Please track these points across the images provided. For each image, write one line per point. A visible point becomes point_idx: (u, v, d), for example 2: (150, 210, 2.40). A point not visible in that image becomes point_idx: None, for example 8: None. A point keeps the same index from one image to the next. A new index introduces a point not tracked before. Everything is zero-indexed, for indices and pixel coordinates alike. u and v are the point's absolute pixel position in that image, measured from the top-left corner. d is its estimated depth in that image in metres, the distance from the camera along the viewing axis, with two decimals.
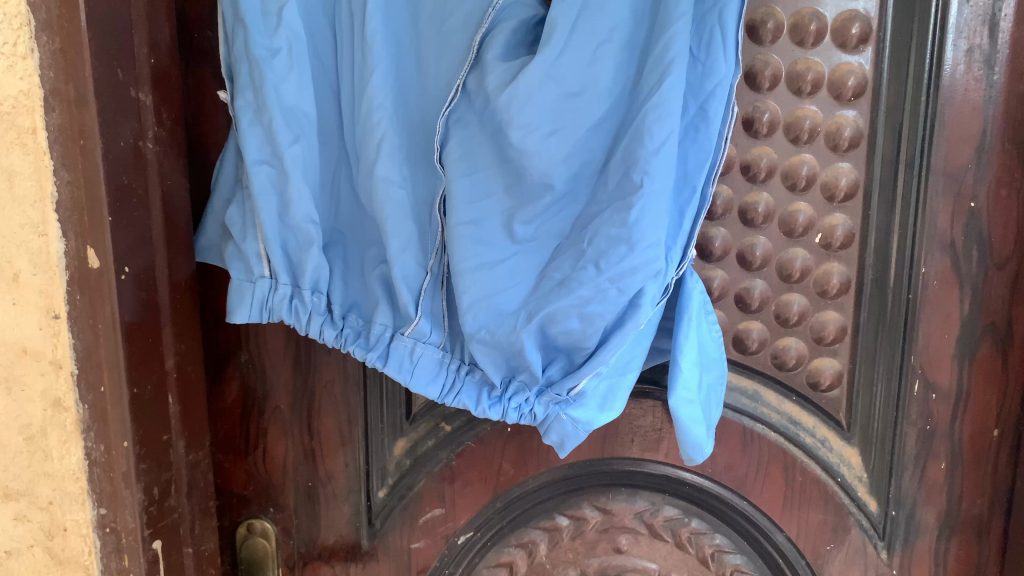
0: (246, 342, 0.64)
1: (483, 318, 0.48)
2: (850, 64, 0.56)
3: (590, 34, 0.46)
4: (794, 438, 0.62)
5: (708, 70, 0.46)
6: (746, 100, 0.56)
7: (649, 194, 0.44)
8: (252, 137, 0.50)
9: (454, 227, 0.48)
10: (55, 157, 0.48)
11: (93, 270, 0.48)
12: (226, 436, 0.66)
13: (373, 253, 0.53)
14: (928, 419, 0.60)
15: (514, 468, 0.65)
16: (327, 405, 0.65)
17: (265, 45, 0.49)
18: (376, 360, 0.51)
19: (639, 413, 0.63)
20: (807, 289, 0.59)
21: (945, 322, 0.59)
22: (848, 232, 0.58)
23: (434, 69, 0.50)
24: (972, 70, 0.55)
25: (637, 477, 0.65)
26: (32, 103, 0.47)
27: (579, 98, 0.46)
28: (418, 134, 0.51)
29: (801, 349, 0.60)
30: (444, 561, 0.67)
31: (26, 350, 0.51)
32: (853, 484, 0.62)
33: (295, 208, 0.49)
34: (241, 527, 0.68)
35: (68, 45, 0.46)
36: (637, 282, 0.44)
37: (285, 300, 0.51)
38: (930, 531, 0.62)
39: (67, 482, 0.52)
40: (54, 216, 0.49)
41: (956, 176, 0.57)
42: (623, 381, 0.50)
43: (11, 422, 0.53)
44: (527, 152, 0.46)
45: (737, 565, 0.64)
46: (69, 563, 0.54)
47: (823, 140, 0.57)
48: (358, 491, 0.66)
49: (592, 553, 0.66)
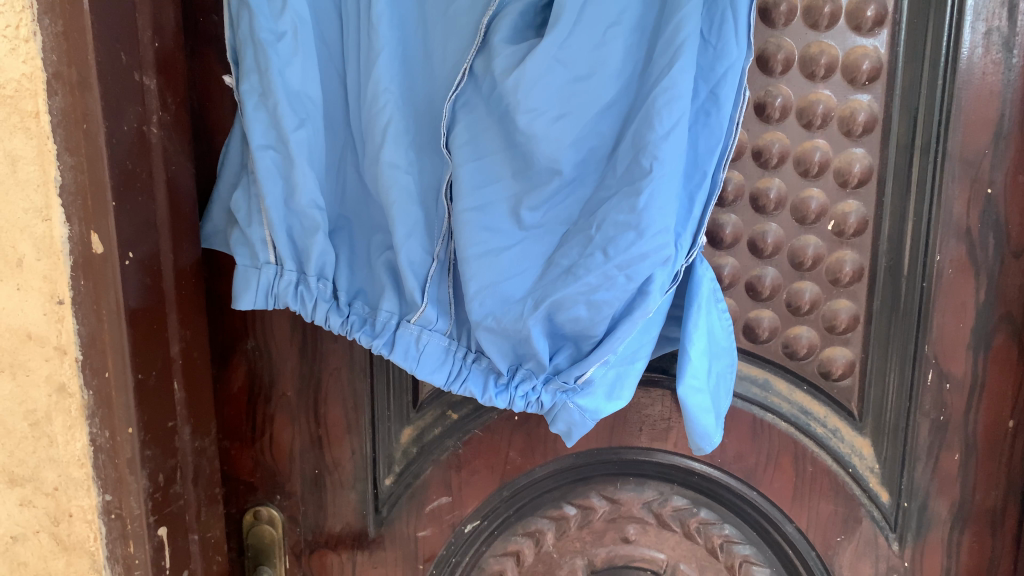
0: (252, 328, 0.64)
1: (489, 305, 0.47)
2: (865, 48, 0.54)
3: (599, 17, 0.45)
4: (805, 428, 0.61)
5: (719, 53, 0.45)
6: (758, 84, 0.55)
7: (658, 178, 0.43)
8: (257, 121, 0.49)
9: (460, 213, 0.47)
10: (59, 141, 0.47)
11: (97, 254, 0.48)
12: (234, 424, 0.66)
13: (379, 239, 0.52)
14: (942, 409, 0.59)
15: (521, 457, 0.64)
16: (333, 393, 0.64)
17: (269, 28, 0.48)
18: (382, 347, 0.50)
19: (647, 401, 0.63)
20: (819, 277, 0.58)
21: (960, 311, 0.58)
22: (861, 219, 0.57)
23: (441, 52, 0.49)
24: (990, 53, 0.54)
25: (646, 466, 0.64)
26: (36, 86, 0.47)
27: (588, 82, 0.45)
28: (426, 118, 0.50)
29: (813, 337, 0.59)
30: (450, 550, 0.66)
31: (30, 335, 0.51)
32: (865, 474, 0.61)
33: (300, 192, 0.49)
34: (248, 515, 0.68)
35: (71, 27, 0.46)
36: (645, 269, 0.44)
37: (290, 286, 0.50)
38: (943, 523, 0.61)
39: (72, 468, 0.52)
40: (58, 200, 0.48)
41: (972, 162, 0.56)
42: (631, 370, 0.49)
43: (16, 407, 0.52)
44: (534, 137, 0.45)
45: (746, 556, 0.64)
46: (75, 548, 0.54)
47: (836, 125, 0.56)
48: (364, 478, 0.66)
49: (599, 543, 0.65)
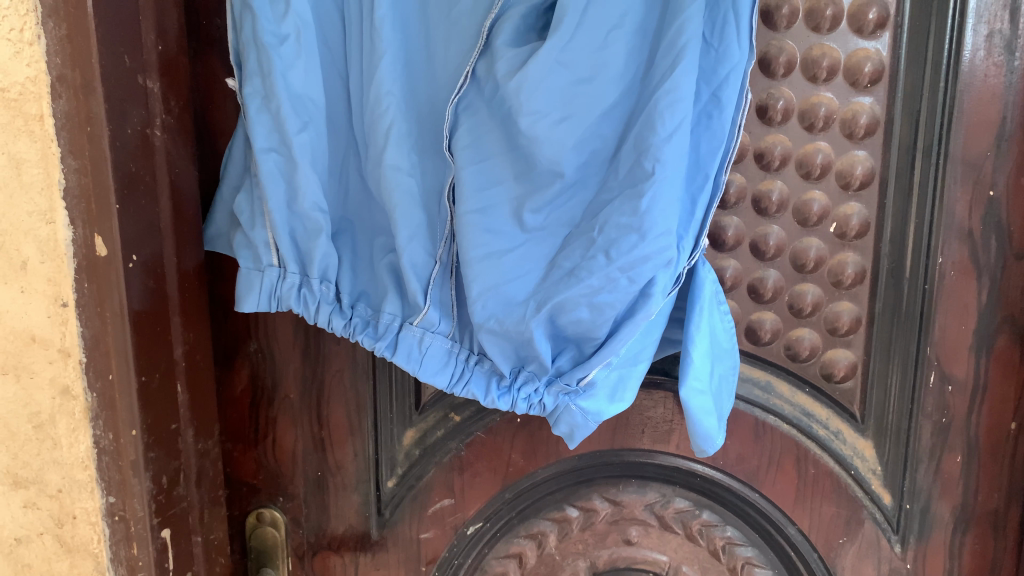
0: (255, 330, 0.64)
1: (492, 308, 0.48)
2: (867, 50, 0.54)
3: (601, 19, 0.45)
4: (807, 430, 0.61)
5: (721, 55, 0.45)
6: (760, 87, 0.55)
7: (660, 180, 0.43)
8: (260, 124, 0.49)
9: (463, 215, 0.47)
10: (63, 145, 0.47)
11: (101, 257, 0.48)
12: (237, 426, 0.66)
13: (381, 241, 0.52)
14: (944, 411, 0.60)
15: (524, 459, 0.64)
16: (336, 394, 0.64)
17: (272, 31, 0.49)
18: (385, 349, 0.51)
19: (650, 404, 0.63)
20: (821, 280, 0.58)
21: (963, 313, 0.58)
22: (863, 222, 0.57)
23: (443, 55, 0.49)
24: (992, 55, 0.54)
25: (648, 468, 0.64)
26: (40, 89, 0.47)
27: (590, 84, 0.45)
28: (428, 121, 0.50)
29: (815, 339, 0.59)
30: (453, 552, 0.67)
31: (34, 337, 0.51)
32: (867, 476, 0.61)
33: (303, 194, 0.49)
34: (251, 517, 0.68)
35: (75, 30, 0.46)
36: (648, 271, 0.44)
37: (294, 288, 0.50)
38: (945, 525, 0.61)
39: (76, 470, 0.52)
40: (61, 203, 0.48)
41: (974, 164, 0.56)
42: (633, 372, 0.49)
43: (20, 409, 0.52)
44: (536, 140, 0.45)
45: (749, 558, 0.64)
46: (79, 550, 0.54)
47: (839, 128, 0.56)
48: (367, 480, 0.66)
49: (602, 545, 0.65)
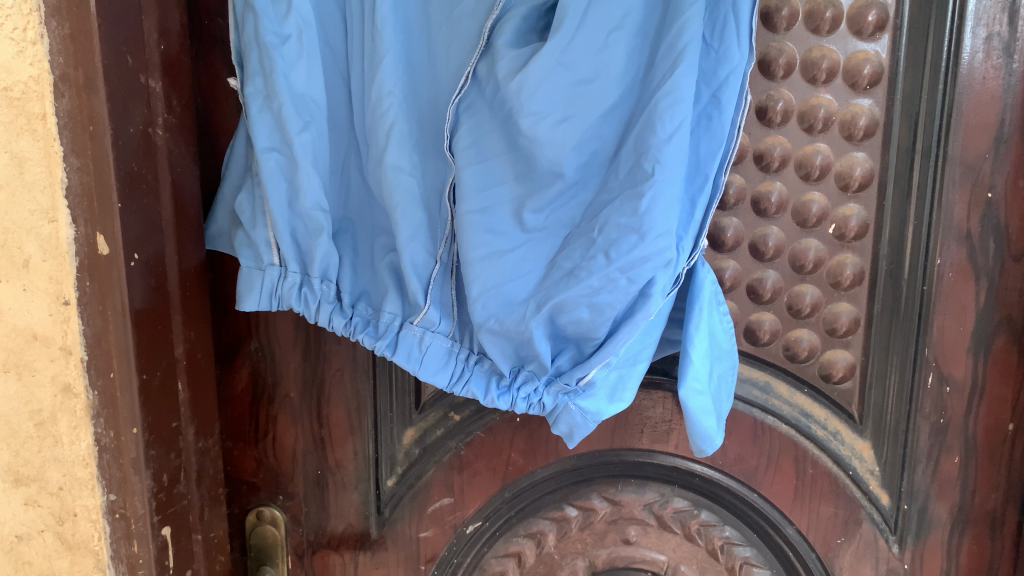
0: (256, 329, 0.64)
1: (492, 307, 0.48)
2: (867, 52, 0.55)
3: (602, 21, 0.45)
4: (805, 430, 0.61)
5: (721, 57, 0.45)
6: (759, 89, 0.56)
7: (660, 181, 0.43)
8: (262, 123, 0.50)
9: (464, 215, 0.48)
10: (65, 144, 0.48)
11: (103, 256, 0.48)
12: (237, 424, 0.66)
13: (382, 241, 0.52)
14: (942, 412, 0.60)
15: (523, 458, 0.65)
16: (336, 393, 0.65)
17: (275, 31, 0.49)
18: (385, 348, 0.51)
19: (649, 404, 0.63)
20: (820, 280, 0.59)
21: (961, 314, 0.58)
22: (862, 223, 0.57)
23: (445, 56, 0.49)
24: (991, 58, 0.55)
25: (647, 468, 0.64)
26: (42, 88, 0.47)
27: (590, 85, 0.45)
28: (429, 121, 0.50)
29: (813, 340, 0.60)
30: (452, 551, 0.67)
31: (35, 335, 0.51)
32: (865, 477, 0.62)
33: (305, 194, 0.49)
34: (251, 515, 0.68)
35: (78, 30, 0.46)
36: (648, 271, 0.44)
37: (294, 287, 0.50)
38: (942, 526, 0.62)
39: (77, 468, 0.53)
40: (64, 202, 0.49)
41: (973, 166, 0.56)
42: (633, 372, 0.49)
43: (21, 407, 0.53)
44: (537, 140, 0.46)
45: (747, 557, 0.64)
46: (80, 548, 0.54)
47: (838, 129, 0.56)
48: (367, 479, 0.66)
49: (601, 544, 0.65)
